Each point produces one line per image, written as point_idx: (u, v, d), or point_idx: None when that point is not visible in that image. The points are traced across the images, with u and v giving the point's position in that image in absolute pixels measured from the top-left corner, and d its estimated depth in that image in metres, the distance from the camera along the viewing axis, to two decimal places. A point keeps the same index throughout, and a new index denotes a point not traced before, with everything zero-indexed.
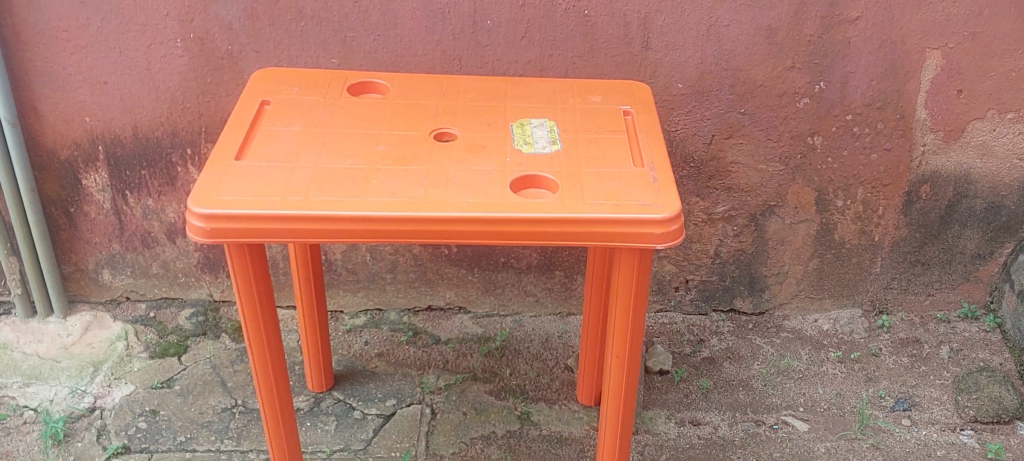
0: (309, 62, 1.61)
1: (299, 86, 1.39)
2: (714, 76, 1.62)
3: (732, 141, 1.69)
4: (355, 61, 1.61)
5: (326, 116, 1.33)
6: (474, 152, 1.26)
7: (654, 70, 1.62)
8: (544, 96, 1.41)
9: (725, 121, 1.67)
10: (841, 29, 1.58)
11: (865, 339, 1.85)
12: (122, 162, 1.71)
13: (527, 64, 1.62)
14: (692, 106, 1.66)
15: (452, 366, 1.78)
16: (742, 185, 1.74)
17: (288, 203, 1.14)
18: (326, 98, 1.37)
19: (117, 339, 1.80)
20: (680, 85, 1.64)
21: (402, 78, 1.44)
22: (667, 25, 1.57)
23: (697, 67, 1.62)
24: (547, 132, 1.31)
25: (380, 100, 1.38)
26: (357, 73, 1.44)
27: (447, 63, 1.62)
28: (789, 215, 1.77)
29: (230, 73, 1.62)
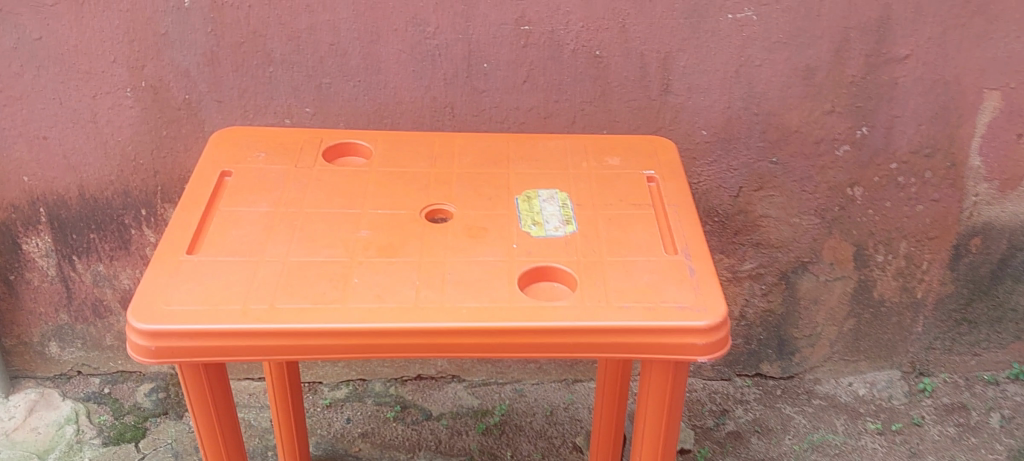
0: (279, 111, 1.40)
1: (266, 152, 1.19)
2: (743, 121, 1.43)
3: (762, 193, 1.49)
4: (331, 111, 1.40)
5: (297, 191, 1.12)
6: (474, 237, 1.05)
7: (675, 115, 1.42)
8: (553, 159, 1.20)
9: (755, 171, 1.47)
10: (888, 69, 1.38)
11: (905, 406, 1.65)
12: (68, 225, 1.49)
13: (530, 110, 1.42)
14: (717, 155, 1.46)
15: (446, 447, 1.57)
16: (772, 241, 1.54)
17: (249, 315, 0.94)
18: (297, 166, 1.16)
19: (66, 422, 1.59)
20: (703, 132, 1.44)
21: (386, 138, 1.23)
22: (690, 65, 1.37)
23: (723, 112, 1.42)
24: (559, 208, 1.11)
25: (361, 167, 1.17)
26: (334, 132, 1.24)
27: (437, 112, 1.41)
28: (824, 273, 1.58)
29: (188, 126, 1.41)
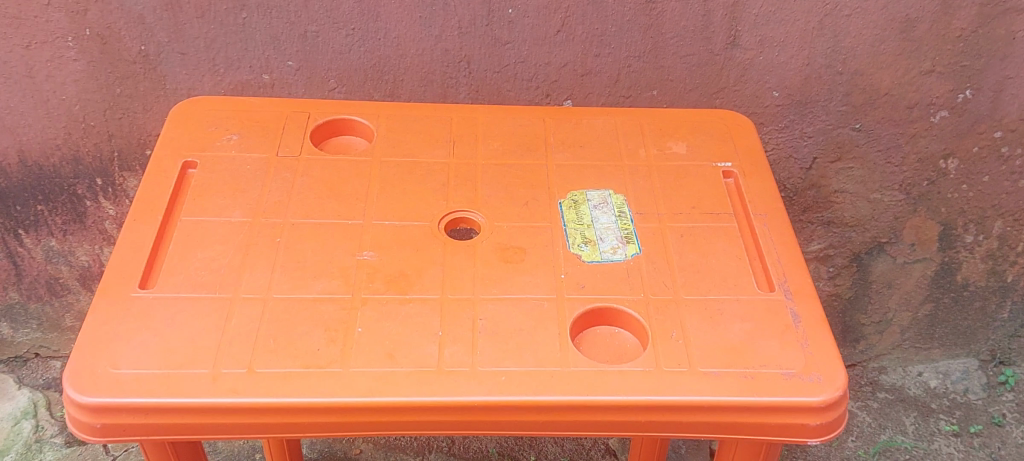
0: (256, 65, 1.14)
1: (240, 133, 0.94)
2: (823, 82, 1.17)
3: (839, 165, 1.25)
4: (321, 65, 1.14)
5: (279, 194, 0.88)
6: (510, 264, 0.82)
7: (741, 74, 1.16)
8: (602, 146, 0.95)
9: (832, 139, 1.22)
10: (1007, 20, 1.10)
11: (983, 402, 1.46)
12: (8, 196, 1.25)
13: (564, 66, 1.15)
14: (790, 120, 1.20)
15: (460, 449, 1.37)
16: (846, 219, 1.31)
17: (221, 383, 0.71)
18: (279, 156, 0.91)
19: (22, 417, 1.38)
20: (775, 94, 1.18)
21: (391, 114, 0.98)
22: (764, 14, 1.10)
23: (800, 70, 1.16)
24: (615, 218, 0.87)
25: (361, 158, 0.92)
26: (327, 105, 0.98)
27: (449, 66, 1.15)
28: (902, 255, 1.35)
29: (146, 82, 1.15)
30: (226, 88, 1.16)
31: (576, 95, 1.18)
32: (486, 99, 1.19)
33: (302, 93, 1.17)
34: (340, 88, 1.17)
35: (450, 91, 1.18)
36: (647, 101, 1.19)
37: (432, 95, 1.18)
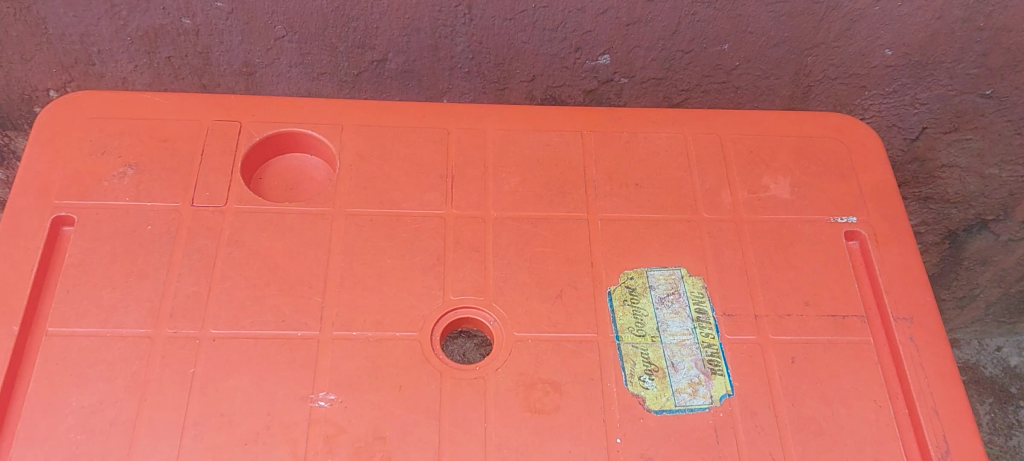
0: (171, 7, 0.81)
1: (140, 165, 0.65)
2: (955, 38, 0.84)
3: (953, 135, 0.94)
4: (262, 7, 0.81)
5: (196, 279, 0.60)
6: (540, 415, 0.55)
7: (846, 26, 0.83)
8: (667, 185, 0.66)
9: (952, 107, 0.91)
10: None
11: None
12: None
13: (603, 13, 0.82)
14: (902, 84, 0.89)
15: None
16: (948, 195, 1.01)
17: None
18: (197, 205, 0.63)
19: None
20: (886, 51, 0.86)
21: (359, 124, 0.68)
22: None
23: (927, 24, 0.83)
24: (691, 325, 0.59)
25: (317, 207, 0.64)
26: (266, 107, 0.68)
27: (443, 12, 0.81)
28: (1008, 232, 1.05)
29: (18, 26, 0.82)
30: (133, 35, 0.84)
31: (617, 49, 0.85)
32: (492, 53, 0.86)
33: (239, 42, 0.85)
34: (291, 37, 0.84)
35: (444, 42, 0.85)
36: (714, 57, 0.86)
37: (419, 47, 0.85)
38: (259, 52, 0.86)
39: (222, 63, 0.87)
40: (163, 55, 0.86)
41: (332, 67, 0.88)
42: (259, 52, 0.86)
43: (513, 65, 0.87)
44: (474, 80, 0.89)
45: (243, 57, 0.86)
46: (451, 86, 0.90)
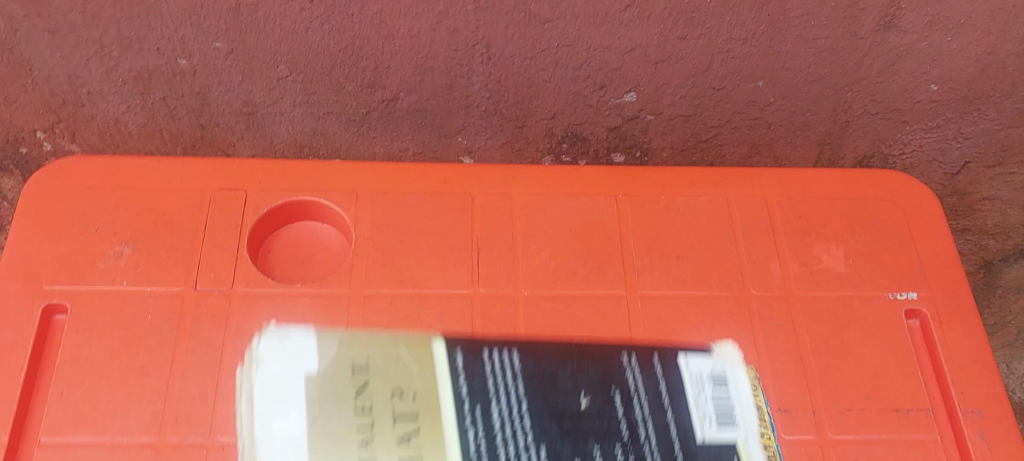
0: (166, 47, 0.75)
1: (137, 242, 0.59)
2: (1005, 74, 0.78)
3: (997, 170, 0.89)
4: (263, 47, 0.75)
5: (203, 377, 0.55)
6: None
7: (889, 63, 0.77)
8: (711, 256, 0.61)
9: (997, 141, 0.85)
10: None
11: None
12: None
13: (631, 51, 0.76)
14: (945, 119, 0.83)
15: None
16: (986, 227, 0.96)
17: None
18: (200, 289, 0.58)
19: None
20: (931, 87, 0.80)
21: (375, 191, 0.62)
22: None
23: (976, 60, 0.77)
24: None
25: (331, 288, 0.58)
26: (273, 174, 0.63)
27: (458, 51, 0.76)
28: None
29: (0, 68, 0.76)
30: (125, 76, 0.78)
31: (644, 86, 0.80)
32: (511, 91, 0.80)
33: (238, 81, 0.79)
34: (295, 77, 0.78)
35: (459, 81, 0.79)
36: (747, 94, 0.81)
37: (432, 85, 0.79)
38: (260, 92, 0.80)
39: (221, 103, 0.81)
40: (157, 95, 0.80)
41: (339, 106, 0.82)
42: (260, 92, 0.80)
43: (533, 103, 0.82)
44: (491, 118, 0.83)
45: (243, 97, 0.80)
46: (466, 124, 0.84)
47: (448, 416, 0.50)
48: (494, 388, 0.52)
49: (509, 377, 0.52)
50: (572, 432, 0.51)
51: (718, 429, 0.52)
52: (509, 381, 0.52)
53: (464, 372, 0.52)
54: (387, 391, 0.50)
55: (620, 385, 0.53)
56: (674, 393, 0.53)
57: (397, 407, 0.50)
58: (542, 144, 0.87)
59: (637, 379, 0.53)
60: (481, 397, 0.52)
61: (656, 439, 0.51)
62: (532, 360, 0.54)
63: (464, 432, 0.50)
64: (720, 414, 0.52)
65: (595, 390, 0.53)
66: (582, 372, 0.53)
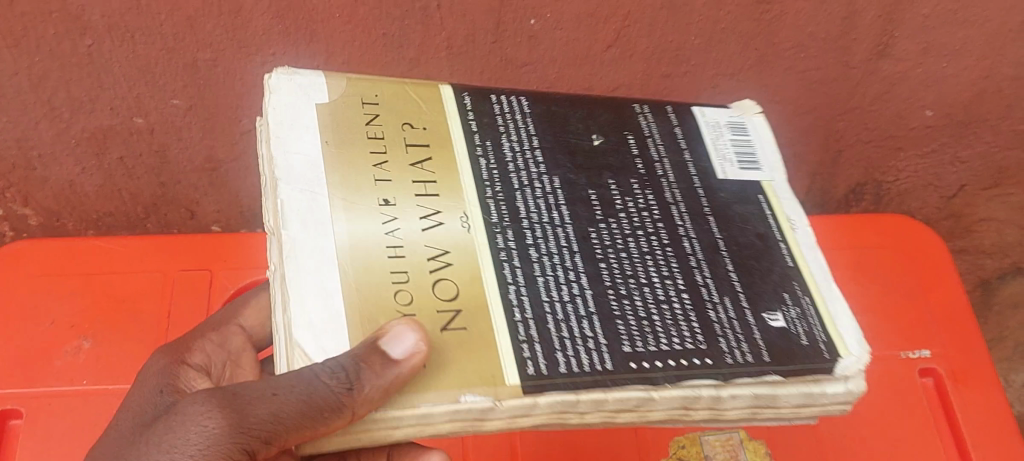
0: (120, 106, 0.70)
1: (96, 336, 0.55)
2: (1003, 97, 0.75)
3: (993, 191, 0.86)
4: (224, 101, 0.70)
5: None
6: None
7: (883, 91, 0.74)
8: None
9: (994, 163, 0.83)
10: None
11: None
12: None
13: (613, 91, 0.72)
14: (940, 144, 0.80)
15: None
16: (982, 246, 0.94)
17: None
18: None
19: None
20: (927, 113, 0.77)
21: None
22: (941, 15, 0.66)
23: (973, 85, 0.74)
24: None
25: None
26: (240, 251, 0.59)
27: None
28: None
29: None
30: (78, 138, 0.73)
31: None
32: None
33: (200, 137, 0.74)
34: None
35: None
36: None
37: None
38: (223, 147, 0.75)
39: (182, 160, 0.76)
40: (114, 155, 0.75)
41: None
42: (224, 147, 0.75)
43: None
44: None
45: (205, 153, 0.76)
46: None
47: (458, 132, 0.40)
48: (503, 127, 0.41)
49: (518, 115, 0.41)
50: (590, 164, 0.41)
51: (738, 167, 0.43)
52: (522, 119, 0.41)
53: (474, 110, 0.41)
54: (396, 127, 0.40)
55: (633, 128, 0.43)
56: (691, 133, 0.44)
57: (408, 140, 0.40)
58: None
59: (649, 124, 0.44)
60: (488, 132, 0.40)
61: (676, 179, 0.41)
62: (543, 105, 0.43)
63: (475, 160, 0.39)
64: (736, 144, 0.44)
65: (605, 133, 0.43)
66: (593, 116, 0.43)
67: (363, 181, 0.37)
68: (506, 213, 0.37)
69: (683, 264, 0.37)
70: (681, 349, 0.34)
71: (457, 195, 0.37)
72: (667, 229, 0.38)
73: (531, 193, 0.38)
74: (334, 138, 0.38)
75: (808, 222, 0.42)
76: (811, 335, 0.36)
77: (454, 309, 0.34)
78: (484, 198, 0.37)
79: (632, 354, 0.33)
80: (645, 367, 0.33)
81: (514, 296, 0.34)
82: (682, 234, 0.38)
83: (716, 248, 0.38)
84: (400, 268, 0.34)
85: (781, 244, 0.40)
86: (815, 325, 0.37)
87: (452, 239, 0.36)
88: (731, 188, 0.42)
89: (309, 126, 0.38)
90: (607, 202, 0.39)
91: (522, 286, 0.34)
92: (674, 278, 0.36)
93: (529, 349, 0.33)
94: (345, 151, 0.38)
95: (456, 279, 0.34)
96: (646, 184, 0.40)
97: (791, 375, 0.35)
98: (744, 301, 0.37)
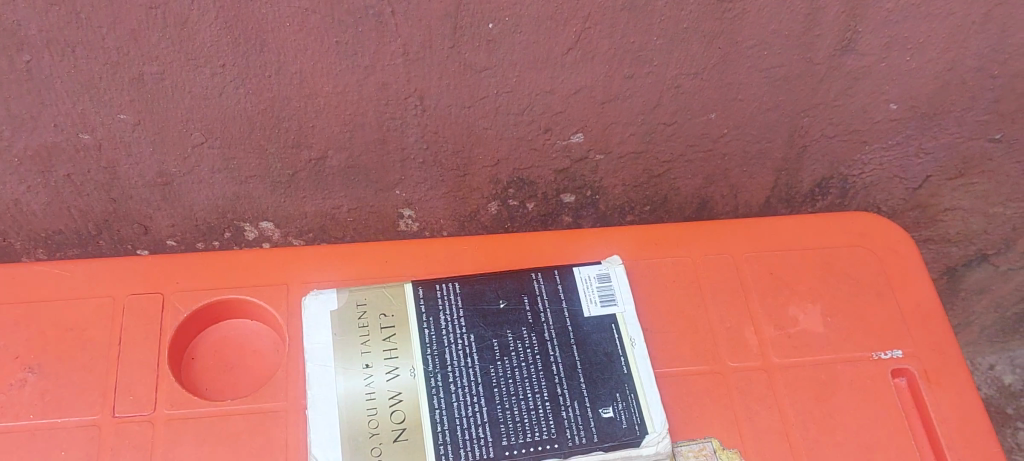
0: (64, 123, 0.68)
1: (43, 367, 0.53)
2: (967, 88, 0.75)
3: (958, 181, 0.86)
4: (174, 114, 0.68)
5: None
6: None
7: (848, 85, 0.73)
8: (682, 326, 0.58)
9: (958, 153, 0.82)
10: None
11: None
12: None
13: (575, 93, 0.71)
14: (905, 136, 0.80)
15: None
16: (948, 235, 0.94)
17: None
18: (117, 416, 0.52)
19: None
20: (891, 106, 0.76)
21: (308, 282, 0.58)
22: (904, 8, 0.65)
23: (937, 77, 0.73)
24: None
25: (262, 402, 0.53)
26: (193, 271, 0.57)
27: (390, 105, 0.70)
28: (1008, 263, 0.98)
29: None
30: (21, 156, 0.70)
31: (591, 126, 0.75)
32: (450, 140, 0.74)
33: (149, 152, 0.72)
34: (212, 142, 0.71)
35: (392, 135, 0.73)
36: (699, 127, 0.76)
37: (363, 141, 0.73)
38: (175, 162, 0.73)
39: (132, 175, 0.74)
40: (61, 173, 0.73)
41: (262, 169, 0.75)
42: (175, 161, 0.73)
43: (474, 150, 0.76)
44: (430, 169, 0.78)
45: (156, 168, 0.73)
46: (403, 177, 0.78)
47: (413, 320, 0.55)
48: (440, 304, 0.56)
49: (453, 294, 0.56)
50: (493, 322, 0.55)
51: (603, 309, 0.57)
52: (452, 296, 0.56)
53: (424, 299, 0.56)
54: (374, 317, 0.55)
55: (526, 291, 0.57)
56: (569, 292, 0.57)
57: (383, 331, 0.54)
58: (487, 190, 0.82)
59: (540, 286, 0.57)
60: (430, 310, 0.55)
61: (554, 322, 0.56)
62: (466, 280, 0.57)
63: (421, 328, 0.54)
64: (603, 294, 0.57)
65: (511, 295, 0.57)
66: (502, 284, 0.57)
67: (354, 360, 0.53)
68: (440, 376, 0.52)
69: (554, 389, 0.53)
70: (537, 440, 0.51)
71: (408, 353, 0.53)
72: (542, 364, 0.54)
73: (456, 348, 0.54)
74: (335, 338, 0.54)
75: (665, 376, 0.56)
76: (631, 421, 0.52)
77: (401, 428, 0.50)
78: (428, 370, 0.52)
79: (507, 445, 0.50)
80: (514, 453, 0.50)
81: (438, 415, 0.51)
82: (540, 365, 0.54)
83: (576, 370, 0.54)
84: (373, 406, 0.51)
85: (623, 362, 0.54)
86: (637, 414, 0.52)
87: (403, 382, 0.52)
88: (592, 325, 0.56)
89: (323, 324, 0.54)
90: (508, 349, 0.54)
91: (443, 409, 0.51)
92: (553, 402, 0.52)
93: (444, 445, 0.50)
94: (341, 336, 0.54)
95: (406, 404, 0.51)
96: (533, 332, 0.55)
97: (610, 451, 0.51)
98: (589, 400, 0.53)
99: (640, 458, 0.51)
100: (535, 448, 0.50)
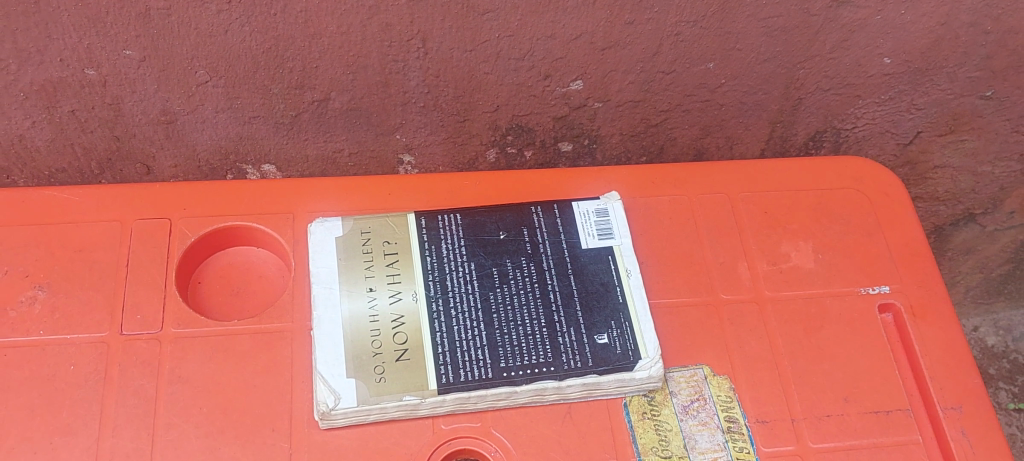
0: (70, 58, 0.68)
1: (52, 286, 0.55)
2: (960, 44, 0.76)
3: (948, 138, 0.87)
4: (180, 52, 0.69)
5: (136, 432, 0.50)
6: None
7: (844, 38, 0.74)
8: (677, 259, 0.60)
9: (949, 110, 0.84)
10: None
11: None
12: None
13: (576, 39, 0.72)
14: (899, 91, 0.81)
15: None
16: (937, 193, 0.95)
17: None
18: (125, 333, 0.53)
19: None
20: (885, 60, 0.77)
21: (313, 211, 0.59)
22: None
23: (931, 32, 0.74)
24: (723, 435, 0.52)
25: (269, 323, 0.54)
26: (201, 198, 0.59)
27: (393, 47, 0.70)
28: (994, 223, 1.00)
29: None
30: (26, 90, 0.71)
31: (591, 73, 0.76)
32: (451, 85, 0.76)
33: (154, 90, 0.73)
34: (216, 81, 0.72)
35: (395, 78, 0.74)
36: (697, 77, 0.77)
37: (366, 84, 0.74)
38: (179, 100, 0.74)
39: (136, 113, 0.75)
40: (65, 108, 0.73)
41: (265, 109, 0.76)
42: (180, 100, 0.74)
43: (475, 96, 0.77)
44: (431, 114, 0.79)
45: (160, 105, 0.74)
46: (404, 121, 0.79)
47: (416, 248, 0.56)
48: (443, 233, 0.57)
49: (455, 225, 0.58)
50: (493, 252, 0.56)
51: (602, 241, 0.58)
52: (455, 227, 0.58)
53: (427, 229, 0.57)
54: (377, 244, 0.56)
55: (527, 223, 0.58)
56: (567, 226, 0.59)
57: (386, 259, 0.56)
58: (486, 137, 0.83)
59: (540, 219, 0.59)
60: (433, 239, 0.57)
61: (552, 253, 0.57)
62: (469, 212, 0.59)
63: (423, 257, 0.56)
64: (601, 228, 0.59)
65: (510, 227, 0.58)
66: (502, 216, 0.59)
67: (359, 284, 0.54)
68: (440, 302, 0.54)
69: (551, 316, 0.54)
70: (533, 363, 0.52)
71: (411, 279, 0.55)
72: (540, 291, 0.55)
73: (457, 275, 0.55)
74: (339, 264, 0.55)
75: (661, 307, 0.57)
76: (626, 347, 0.54)
77: (403, 349, 0.52)
78: (429, 295, 0.54)
79: (505, 368, 0.52)
80: (513, 374, 0.52)
81: (439, 338, 0.52)
82: (540, 294, 0.55)
83: (574, 299, 0.55)
84: (376, 327, 0.53)
85: (620, 292, 0.56)
86: (632, 341, 0.54)
87: (406, 306, 0.54)
88: (589, 256, 0.57)
89: (329, 251, 0.56)
90: (508, 278, 0.55)
91: (443, 332, 0.53)
92: (551, 327, 0.54)
93: (444, 366, 0.52)
94: (345, 263, 0.55)
95: (408, 327, 0.53)
96: (532, 262, 0.56)
97: (605, 374, 0.52)
98: (586, 326, 0.54)
99: (633, 382, 0.53)
100: (532, 370, 0.52)
